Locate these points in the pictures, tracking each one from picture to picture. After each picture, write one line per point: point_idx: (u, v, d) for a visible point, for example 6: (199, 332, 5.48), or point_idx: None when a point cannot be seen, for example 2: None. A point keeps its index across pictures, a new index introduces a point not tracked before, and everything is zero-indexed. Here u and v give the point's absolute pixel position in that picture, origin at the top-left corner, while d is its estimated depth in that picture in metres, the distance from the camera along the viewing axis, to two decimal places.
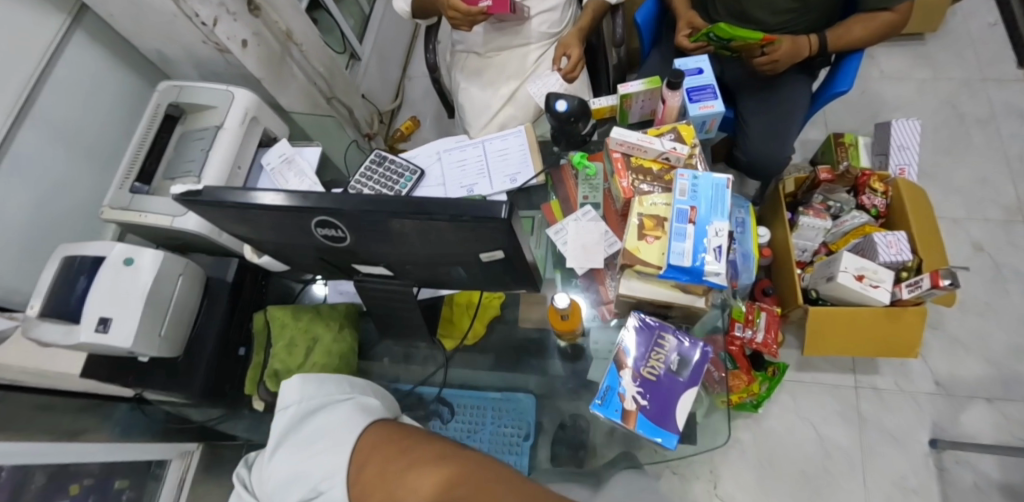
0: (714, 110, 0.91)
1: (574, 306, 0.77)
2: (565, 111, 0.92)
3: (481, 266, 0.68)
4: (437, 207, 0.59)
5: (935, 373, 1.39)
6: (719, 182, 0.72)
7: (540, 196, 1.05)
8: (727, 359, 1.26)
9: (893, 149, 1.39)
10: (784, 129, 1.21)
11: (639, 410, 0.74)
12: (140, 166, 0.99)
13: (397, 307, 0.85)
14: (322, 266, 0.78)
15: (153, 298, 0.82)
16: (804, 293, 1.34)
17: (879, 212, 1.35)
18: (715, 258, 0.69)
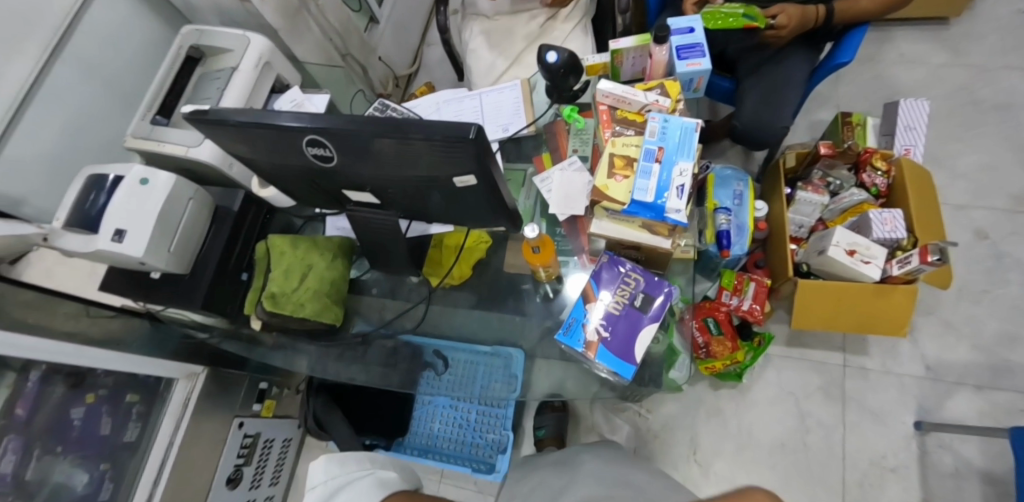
0: (700, 68, 0.94)
1: (546, 241, 0.82)
2: (555, 63, 0.95)
3: (457, 192, 0.73)
4: (412, 127, 0.64)
5: (925, 357, 1.38)
6: (688, 126, 0.76)
7: (533, 148, 1.08)
8: (713, 325, 1.29)
9: (900, 129, 1.38)
10: (781, 99, 1.22)
11: (600, 342, 0.78)
12: (161, 101, 1.07)
13: (384, 239, 0.90)
14: (315, 191, 0.84)
15: (164, 216, 0.89)
16: (795, 267, 1.35)
17: (880, 191, 1.35)
18: (678, 196, 0.72)
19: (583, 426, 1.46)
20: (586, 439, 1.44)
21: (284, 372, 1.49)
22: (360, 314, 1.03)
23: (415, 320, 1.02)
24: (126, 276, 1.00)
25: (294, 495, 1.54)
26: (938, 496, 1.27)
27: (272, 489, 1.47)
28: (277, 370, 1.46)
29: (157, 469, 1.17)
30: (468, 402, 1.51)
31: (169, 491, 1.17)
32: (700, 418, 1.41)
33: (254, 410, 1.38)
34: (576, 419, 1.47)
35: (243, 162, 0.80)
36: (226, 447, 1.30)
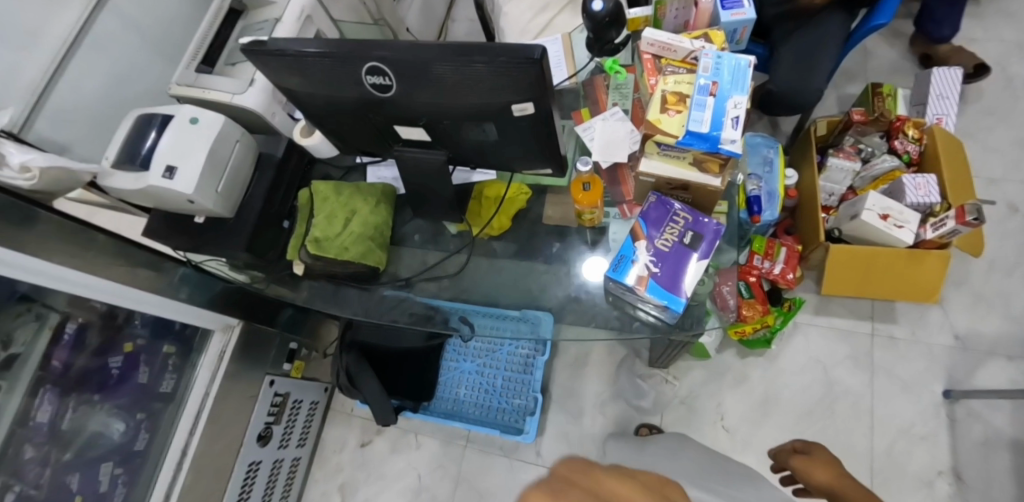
0: (744, 18, 0.96)
1: (594, 182, 0.84)
2: (600, 11, 0.95)
3: (512, 122, 0.74)
4: (476, 50, 0.66)
5: (955, 327, 1.38)
6: (742, 63, 0.76)
7: (572, 103, 1.09)
8: (744, 288, 1.28)
9: (932, 98, 1.38)
10: (817, 61, 1.23)
11: (650, 276, 0.78)
12: (205, 51, 1.08)
13: (430, 181, 0.91)
14: (367, 128, 0.85)
15: (213, 155, 0.90)
16: (827, 233, 1.34)
17: (911, 159, 1.35)
18: (732, 128, 0.72)
19: (609, 392, 1.46)
20: (612, 405, 1.45)
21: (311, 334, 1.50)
22: (400, 261, 1.04)
23: (456, 266, 1.02)
24: (170, 221, 1.01)
25: (319, 458, 1.55)
26: (968, 463, 1.27)
27: (298, 450, 1.48)
28: (305, 331, 1.47)
29: (192, 420, 1.18)
30: (494, 369, 1.52)
31: (203, 441, 1.18)
32: (727, 384, 1.42)
33: (284, 370, 1.39)
34: (602, 386, 1.47)
35: (298, 95, 0.81)
36: (257, 403, 1.31)
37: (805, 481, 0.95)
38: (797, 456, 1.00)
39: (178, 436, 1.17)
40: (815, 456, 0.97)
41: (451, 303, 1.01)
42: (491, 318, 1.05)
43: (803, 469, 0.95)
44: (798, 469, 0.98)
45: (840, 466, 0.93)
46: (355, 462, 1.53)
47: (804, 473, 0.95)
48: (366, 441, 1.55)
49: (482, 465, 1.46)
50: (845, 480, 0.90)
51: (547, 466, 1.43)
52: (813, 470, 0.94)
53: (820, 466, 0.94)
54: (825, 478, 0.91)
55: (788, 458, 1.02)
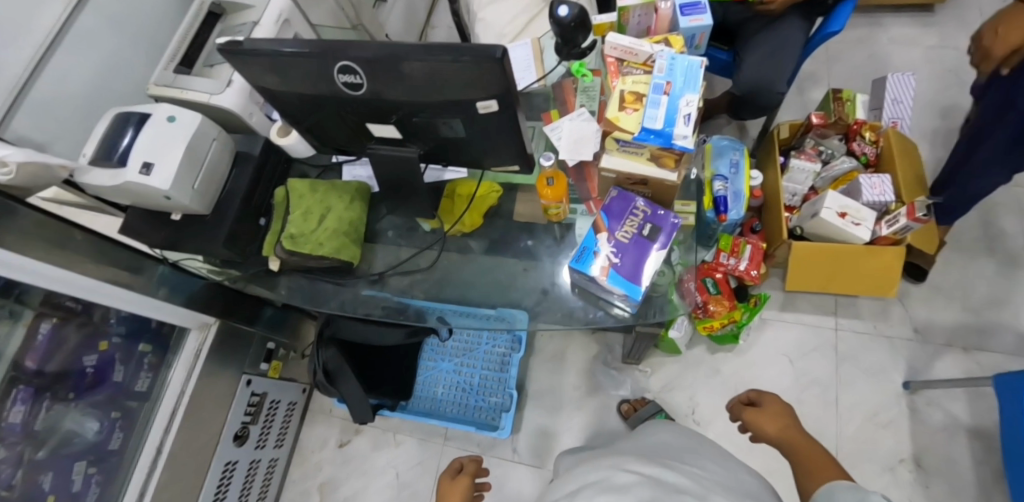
0: (702, 24, 1.00)
1: (559, 177, 0.88)
2: (565, 17, 1.00)
3: (477, 119, 0.78)
4: (442, 50, 0.69)
5: (914, 319, 1.44)
6: (693, 63, 0.81)
7: (541, 104, 1.13)
8: (711, 285, 1.33)
9: (888, 102, 1.44)
10: (779, 64, 1.28)
11: (611, 267, 0.83)
12: (183, 54, 1.10)
13: (402, 178, 0.94)
14: (341, 126, 0.88)
15: (190, 153, 0.92)
16: (789, 231, 1.40)
17: (868, 160, 1.41)
18: (685, 125, 0.77)
19: (586, 388, 1.49)
20: (589, 401, 1.47)
21: (290, 334, 1.51)
22: (375, 255, 1.06)
23: (428, 261, 1.05)
24: (149, 218, 1.03)
25: (299, 458, 1.56)
26: (928, 449, 1.32)
27: (276, 451, 1.49)
28: (284, 331, 1.49)
29: (168, 417, 1.18)
30: (472, 368, 1.54)
31: (178, 440, 1.18)
32: (700, 378, 1.46)
33: (261, 369, 1.40)
34: (578, 382, 1.50)
35: (271, 94, 0.84)
36: (234, 401, 1.31)
37: (756, 431, 0.99)
38: (749, 409, 1.02)
39: (155, 433, 1.18)
40: (766, 405, 1.00)
41: (429, 303, 1.03)
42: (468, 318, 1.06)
43: (755, 421, 0.98)
44: (750, 421, 1.01)
45: (789, 411, 0.97)
46: (335, 460, 1.54)
47: (756, 426, 0.98)
48: (345, 441, 1.56)
49: (461, 461, 1.48)
50: (794, 428, 0.93)
51: (525, 461, 1.45)
52: (765, 423, 0.97)
53: (770, 418, 0.97)
54: (773, 431, 0.94)
55: (740, 410, 1.04)
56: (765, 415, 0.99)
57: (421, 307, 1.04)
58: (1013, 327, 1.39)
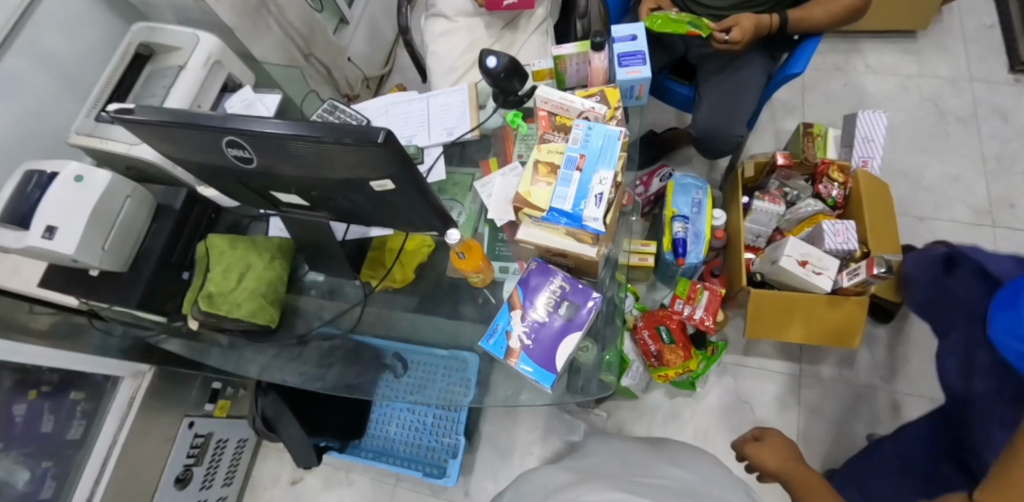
0: (640, 76, 0.94)
1: (472, 247, 0.88)
2: (494, 69, 0.95)
3: (376, 195, 0.73)
4: (325, 131, 0.64)
5: (880, 367, 1.38)
6: (612, 135, 0.78)
7: (478, 152, 1.08)
8: (665, 333, 1.28)
9: (858, 141, 1.38)
10: (737, 107, 1.22)
11: (523, 348, 0.79)
12: (106, 99, 1.06)
13: (319, 239, 0.91)
14: (247, 191, 0.83)
15: (98, 213, 0.89)
16: (750, 276, 1.35)
17: (836, 203, 1.34)
18: (596, 205, 0.72)
19: (539, 432, 1.44)
20: (542, 446, 1.43)
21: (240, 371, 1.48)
22: (300, 314, 1.02)
23: (352, 320, 1.02)
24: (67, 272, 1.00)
25: (251, 494, 1.54)
26: None
27: (225, 489, 1.47)
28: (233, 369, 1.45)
29: (99, 467, 1.14)
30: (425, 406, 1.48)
31: (111, 488, 1.15)
32: (657, 424, 1.41)
33: (206, 409, 1.38)
34: (532, 425, 1.46)
35: (170, 160, 0.79)
36: (175, 446, 1.28)
37: (759, 467, 0.97)
38: (752, 443, 1.00)
39: (82, 489, 1.12)
40: (768, 441, 0.98)
41: (381, 340, 1.00)
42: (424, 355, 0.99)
43: (755, 456, 0.97)
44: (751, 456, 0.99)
45: (792, 449, 0.95)
46: (286, 499, 1.52)
47: (756, 461, 0.97)
48: (298, 478, 1.54)
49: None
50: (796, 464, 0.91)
51: None
52: (765, 456, 0.96)
53: (772, 453, 0.95)
54: (774, 465, 0.93)
55: (744, 445, 1.02)
56: (766, 449, 0.97)
57: (380, 342, 1.00)
58: None
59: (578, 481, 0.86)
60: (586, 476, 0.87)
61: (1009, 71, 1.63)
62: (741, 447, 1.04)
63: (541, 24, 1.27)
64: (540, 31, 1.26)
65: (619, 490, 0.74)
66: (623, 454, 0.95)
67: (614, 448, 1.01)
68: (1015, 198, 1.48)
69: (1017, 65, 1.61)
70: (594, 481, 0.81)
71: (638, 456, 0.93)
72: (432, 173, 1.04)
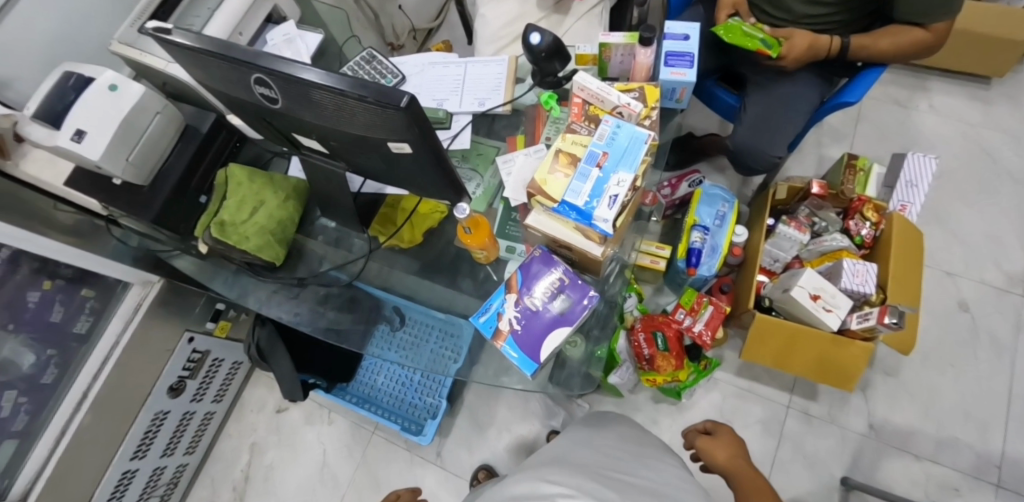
0: (683, 78, 0.91)
1: (480, 223, 0.88)
2: (537, 46, 0.93)
3: (392, 156, 0.73)
4: (349, 85, 0.63)
5: (871, 415, 1.36)
6: (639, 136, 0.76)
7: (505, 128, 1.07)
8: (661, 340, 1.25)
9: (902, 184, 1.32)
10: (780, 126, 1.18)
11: (510, 332, 0.79)
12: (151, 11, 1.06)
13: (334, 187, 0.92)
14: (270, 129, 0.84)
15: (126, 125, 0.91)
16: (758, 300, 1.33)
17: (863, 242, 1.30)
18: (609, 206, 0.71)
19: (519, 411, 1.46)
20: (519, 426, 1.45)
21: None
22: (304, 257, 1.04)
23: (352, 273, 1.03)
24: None
25: (237, 414, 1.61)
26: None
27: (213, 405, 1.53)
28: None
29: (99, 363, 1.19)
30: None
31: (108, 384, 1.20)
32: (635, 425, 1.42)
33: (206, 328, 1.42)
34: (513, 403, 1.48)
35: (200, 85, 0.80)
36: (173, 357, 1.33)
37: (706, 459, 0.97)
38: (703, 436, 1.00)
39: (83, 379, 1.18)
40: (721, 437, 0.98)
41: (381, 291, 1.03)
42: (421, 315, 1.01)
43: (706, 449, 0.96)
44: (702, 448, 0.99)
45: (741, 445, 0.96)
46: (269, 426, 1.58)
47: (706, 453, 0.96)
48: (283, 408, 1.60)
49: (384, 454, 1.50)
50: (744, 460, 0.92)
51: (444, 468, 1.45)
52: (715, 450, 0.96)
53: (724, 447, 0.96)
54: (723, 459, 0.94)
55: (695, 437, 1.02)
56: (717, 443, 0.97)
57: (380, 293, 1.03)
58: (973, 445, 1.30)
59: (543, 461, 0.83)
60: (551, 457, 0.84)
61: None
62: (691, 439, 1.03)
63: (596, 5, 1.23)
64: (593, 13, 1.22)
65: (585, 475, 0.71)
66: (594, 439, 0.93)
67: (586, 432, 0.97)
68: None
69: None
70: (559, 463, 0.78)
71: (610, 443, 0.90)
72: (456, 141, 1.02)
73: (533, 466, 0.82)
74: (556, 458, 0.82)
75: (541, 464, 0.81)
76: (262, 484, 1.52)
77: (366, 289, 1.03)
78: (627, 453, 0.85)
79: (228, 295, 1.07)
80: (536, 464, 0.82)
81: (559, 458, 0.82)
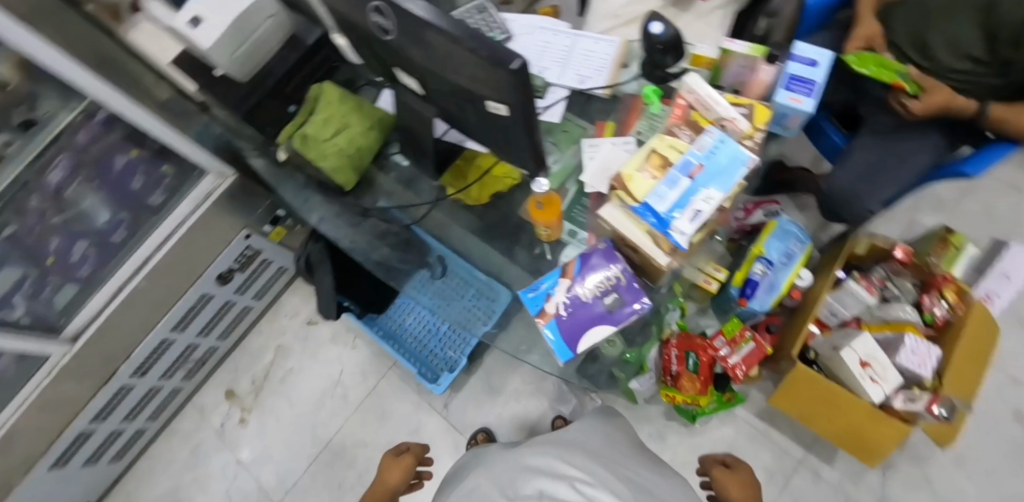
0: (800, 106, 0.85)
1: (554, 200, 0.88)
2: (656, 36, 0.89)
3: (487, 113, 0.73)
4: (468, 35, 0.62)
5: (885, 495, 1.31)
6: (740, 157, 0.72)
7: (599, 112, 1.03)
8: (692, 361, 1.24)
9: (994, 274, 1.27)
10: (885, 179, 1.10)
11: (555, 316, 0.79)
12: None
13: (420, 130, 0.92)
14: (375, 57, 0.84)
15: (239, 23, 0.93)
16: (804, 349, 1.28)
17: (934, 321, 1.22)
18: (690, 220, 0.69)
19: (533, 388, 1.47)
20: (528, 402, 1.46)
21: None
22: (373, 189, 1.08)
23: (416, 216, 1.07)
24: None
25: (271, 316, 1.69)
26: None
27: (252, 301, 1.60)
28: None
29: (163, 237, 1.26)
30: None
31: (170, 255, 1.27)
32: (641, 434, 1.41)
33: (263, 230, 1.47)
34: (529, 379, 1.48)
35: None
36: (228, 248, 1.40)
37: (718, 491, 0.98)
38: (721, 467, 1.02)
39: (147, 249, 1.24)
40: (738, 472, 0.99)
41: (433, 239, 1.09)
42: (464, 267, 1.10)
43: (720, 480, 0.97)
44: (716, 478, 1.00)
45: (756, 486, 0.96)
46: (297, 333, 1.65)
47: (719, 484, 0.97)
48: (314, 321, 1.66)
49: (393, 391, 1.53)
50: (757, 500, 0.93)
51: (447, 420, 1.48)
52: (730, 484, 0.97)
53: (738, 484, 0.96)
54: (735, 496, 0.94)
55: (713, 466, 1.04)
56: (732, 477, 0.98)
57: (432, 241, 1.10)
58: None
59: (553, 438, 0.85)
60: (561, 435, 0.86)
61: None
62: (709, 468, 1.05)
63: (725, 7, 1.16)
64: (720, 14, 1.15)
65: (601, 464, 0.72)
66: (605, 429, 0.93)
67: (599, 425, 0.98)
68: None
69: None
70: (571, 444, 0.80)
71: (620, 440, 0.91)
72: (547, 113, 1.02)
73: (546, 441, 0.83)
74: (569, 439, 0.83)
75: (555, 441, 0.82)
76: (278, 385, 1.59)
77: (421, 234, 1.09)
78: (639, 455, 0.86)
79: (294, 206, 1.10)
80: (549, 439, 0.83)
81: (572, 440, 0.83)
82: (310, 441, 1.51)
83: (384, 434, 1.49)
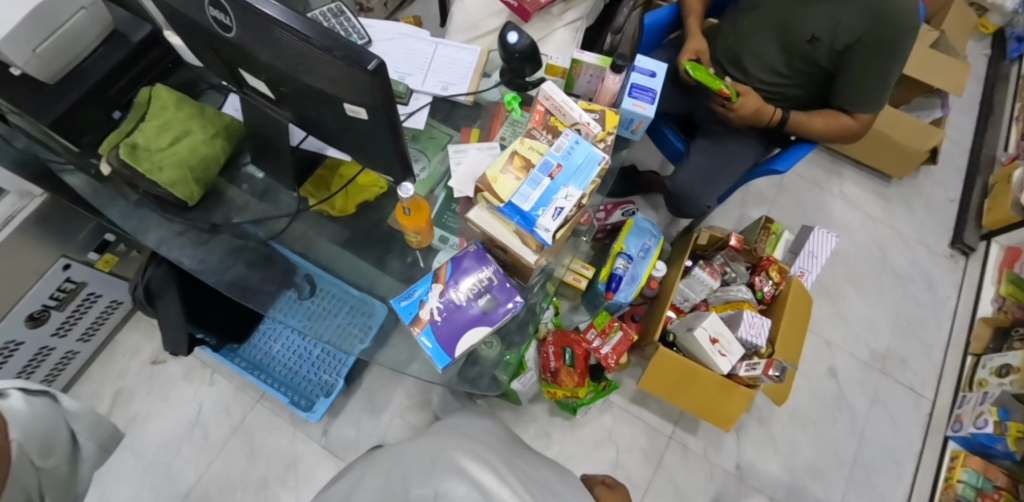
0: (642, 112, 0.95)
1: (421, 207, 0.86)
2: (513, 45, 0.93)
3: (346, 114, 0.70)
4: (318, 32, 0.59)
5: (740, 456, 1.47)
6: (594, 158, 0.81)
7: (464, 118, 1.06)
8: (568, 355, 1.30)
9: (804, 253, 1.55)
10: (713, 179, 1.32)
11: (429, 321, 0.79)
12: None
13: (272, 133, 0.88)
14: (215, 59, 0.79)
15: (42, 12, 0.78)
16: (664, 333, 1.39)
17: (763, 297, 1.41)
18: (553, 217, 0.75)
19: (417, 401, 1.42)
20: (412, 415, 1.41)
21: None
22: (223, 201, 1.01)
23: (278, 228, 1.01)
24: None
25: (105, 359, 1.42)
26: None
27: (78, 345, 1.33)
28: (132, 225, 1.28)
29: None
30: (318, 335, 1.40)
31: None
32: (528, 431, 1.43)
33: (88, 258, 1.20)
34: (409, 392, 1.43)
35: None
36: (38, 283, 1.11)
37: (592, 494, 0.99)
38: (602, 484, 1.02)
39: None
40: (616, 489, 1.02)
41: (299, 258, 1.02)
42: (336, 289, 1.02)
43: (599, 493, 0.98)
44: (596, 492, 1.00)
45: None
46: (140, 375, 1.41)
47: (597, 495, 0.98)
48: (160, 359, 1.43)
49: (263, 425, 1.39)
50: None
51: (327, 447, 1.37)
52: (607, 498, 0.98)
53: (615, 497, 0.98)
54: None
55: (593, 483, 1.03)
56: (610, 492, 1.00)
57: (297, 258, 1.02)
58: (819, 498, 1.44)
59: (442, 433, 0.86)
60: (448, 430, 0.88)
61: (949, 245, 1.77)
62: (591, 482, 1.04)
63: (575, 21, 1.24)
64: (569, 24, 1.23)
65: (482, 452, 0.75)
66: (491, 424, 0.94)
67: (462, 419, 0.97)
68: (907, 358, 1.62)
69: (956, 242, 1.76)
70: (456, 433, 0.82)
71: (504, 436, 0.91)
72: (411, 119, 1.01)
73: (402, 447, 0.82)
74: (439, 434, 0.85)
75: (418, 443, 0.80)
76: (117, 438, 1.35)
77: (273, 250, 1.02)
78: (492, 435, 0.88)
79: (131, 229, 1.01)
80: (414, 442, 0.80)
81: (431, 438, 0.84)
82: (165, 496, 1.30)
83: (256, 471, 1.34)
